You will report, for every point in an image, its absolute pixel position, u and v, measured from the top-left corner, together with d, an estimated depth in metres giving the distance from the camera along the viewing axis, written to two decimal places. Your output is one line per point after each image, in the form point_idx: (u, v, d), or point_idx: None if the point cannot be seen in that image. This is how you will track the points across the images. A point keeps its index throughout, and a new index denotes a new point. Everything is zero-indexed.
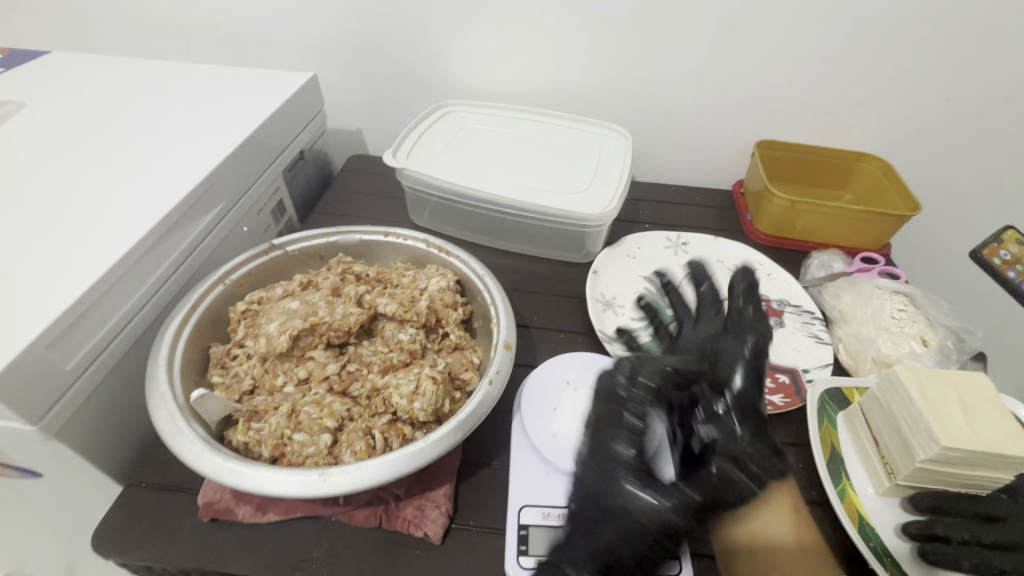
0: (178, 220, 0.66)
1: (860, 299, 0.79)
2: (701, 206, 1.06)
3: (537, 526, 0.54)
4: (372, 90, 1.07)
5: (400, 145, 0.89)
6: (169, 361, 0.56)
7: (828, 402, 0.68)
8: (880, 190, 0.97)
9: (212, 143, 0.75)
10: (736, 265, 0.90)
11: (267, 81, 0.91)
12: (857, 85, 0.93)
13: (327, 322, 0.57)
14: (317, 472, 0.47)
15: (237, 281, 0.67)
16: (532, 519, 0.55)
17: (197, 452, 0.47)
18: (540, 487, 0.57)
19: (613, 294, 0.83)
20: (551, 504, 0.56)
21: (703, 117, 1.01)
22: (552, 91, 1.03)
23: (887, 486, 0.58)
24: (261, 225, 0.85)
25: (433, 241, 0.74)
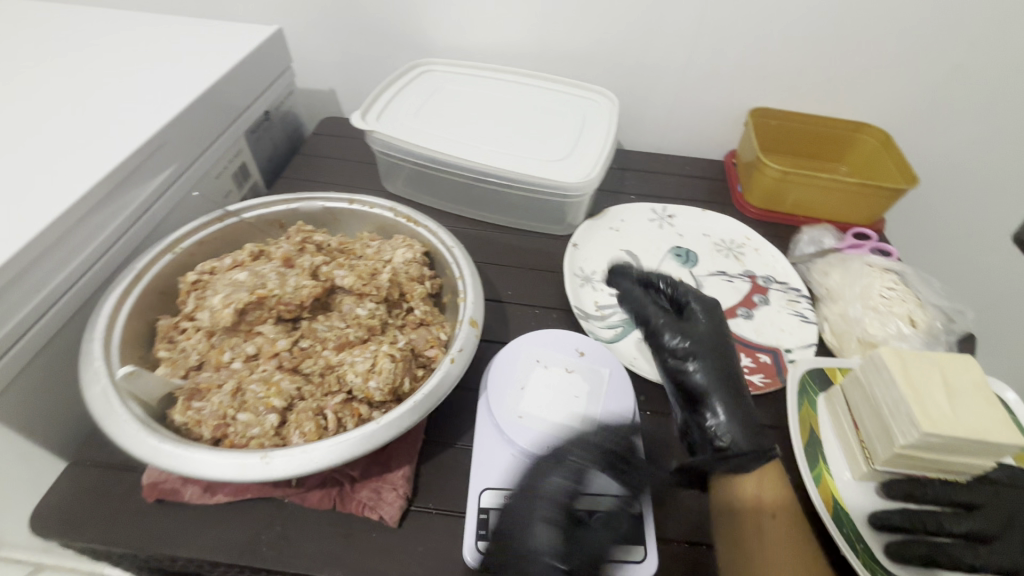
0: (122, 183, 0.61)
1: (849, 278, 0.75)
2: (691, 177, 1.01)
3: (498, 510, 0.52)
4: (345, 46, 1.01)
5: (370, 107, 0.84)
6: (107, 335, 0.52)
7: (809, 383, 0.65)
8: (877, 162, 0.92)
9: (163, 99, 0.70)
10: (722, 239, 0.86)
11: (226, 32, 0.84)
12: (859, 49, 0.88)
13: (276, 294, 0.53)
14: (259, 455, 0.44)
15: (188, 249, 0.63)
16: (494, 503, 0.52)
17: (130, 432, 0.44)
18: (503, 469, 0.55)
19: (592, 269, 0.80)
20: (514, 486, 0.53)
21: (695, 82, 0.96)
22: (535, 50, 0.97)
23: (865, 471, 0.56)
24: (221, 190, 0.80)
25: (400, 210, 0.70)
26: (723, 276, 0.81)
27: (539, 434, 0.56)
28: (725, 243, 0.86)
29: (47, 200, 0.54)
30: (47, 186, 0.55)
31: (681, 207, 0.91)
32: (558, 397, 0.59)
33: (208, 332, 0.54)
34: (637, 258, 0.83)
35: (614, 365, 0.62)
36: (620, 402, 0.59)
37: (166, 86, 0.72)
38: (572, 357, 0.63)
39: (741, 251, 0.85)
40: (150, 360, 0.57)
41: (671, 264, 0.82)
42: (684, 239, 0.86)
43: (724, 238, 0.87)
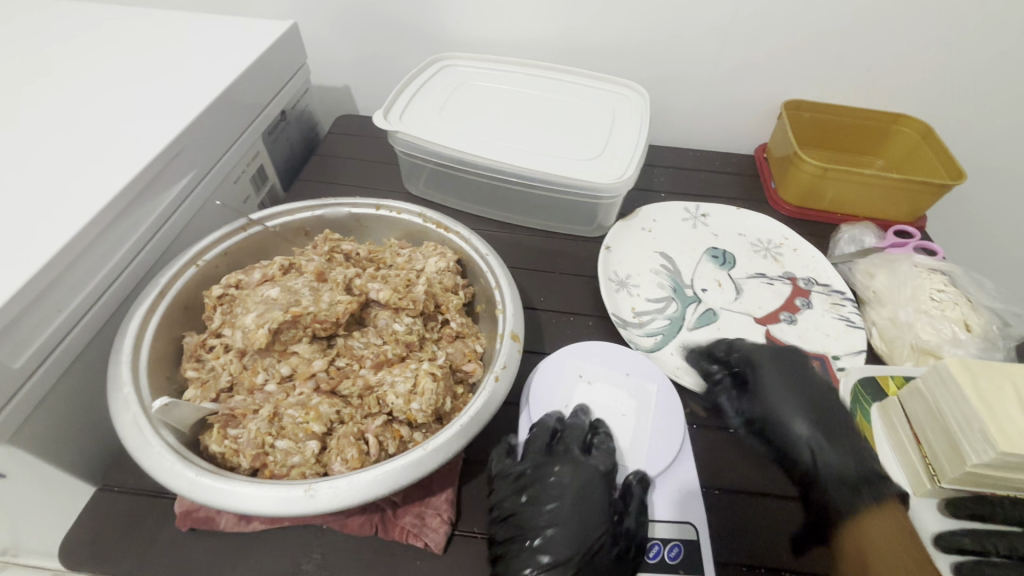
0: (141, 193, 0.58)
1: (897, 280, 0.72)
2: (721, 172, 0.98)
3: None
4: (360, 41, 0.97)
5: (391, 106, 0.80)
6: (135, 356, 0.49)
7: (861, 394, 0.63)
8: (919, 156, 0.88)
9: (179, 101, 0.66)
10: (759, 239, 0.83)
11: (240, 29, 0.80)
12: (902, 37, 0.83)
13: (311, 312, 0.50)
14: (303, 486, 0.42)
15: (212, 261, 0.60)
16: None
17: (165, 464, 0.42)
18: None
19: (626, 273, 0.77)
20: None
21: (727, 74, 0.92)
22: (560, 43, 0.93)
23: (929, 489, 0.53)
24: (240, 195, 0.77)
25: (430, 215, 0.67)
26: (762, 278, 0.78)
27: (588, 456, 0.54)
28: (762, 243, 0.82)
29: (66, 213, 0.51)
30: (64, 199, 0.53)
31: (715, 205, 0.87)
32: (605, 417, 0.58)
33: (239, 351, 0.51)
34: (672, 260, 0.80)
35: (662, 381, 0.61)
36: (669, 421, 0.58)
37: (181, 87, 0.68)
38: (617, 373, 0.61)
39: (779, 251, 0.81)
40: (178, 379, 0.54)
41: (707, 266, 0.79)
42: (719, 239, 0.83)
43: (761, 238, 0.83)
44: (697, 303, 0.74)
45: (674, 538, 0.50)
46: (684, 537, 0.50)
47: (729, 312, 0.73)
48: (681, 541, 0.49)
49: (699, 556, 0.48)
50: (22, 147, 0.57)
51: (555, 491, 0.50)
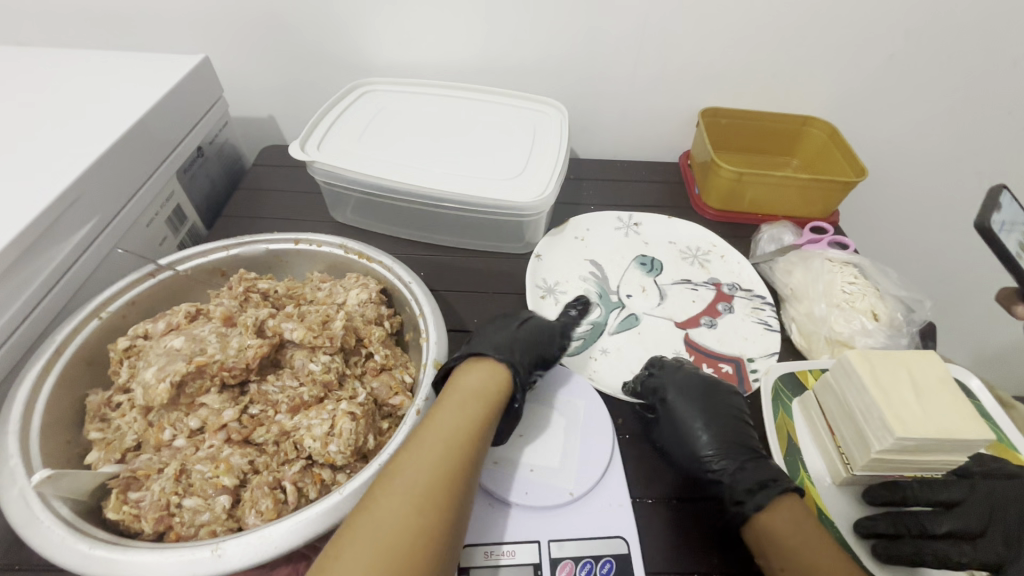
0: (34, 246, 0.55)
1: (811, 275, 0.76)
2: (648, 182, 1.00)
3: (479, 568, 0.49)
4: (280, 72, 0.95)
5: (309, 136, 0.79)
6: (25, 424, 0.46)
7: (782, 389, 0.65)
8: (827, 155, 0.93)
9: (75, 144, 0.63)
10: (688, 246, 0.85)
11: (149, 65, 0.78)
12: (799, 44, 0.88)
13: (217, 360, 0.49)
14: (210, 546, 0.40)
15: (117, 312, 0.57)
16: (473, 560, 0.49)
17: (54, 540, 0.39)
18: (479, 523, 0.52)
19: (554, 280, 0.79)
20: (494, 540, 0.51)
21: (645, 86, 0.95)
22: (481, 64, 0.94)
23: (844, 477, 0.56)
24: (154, 238, 0.74)
25: (351, 246, 0.66)
26: (687, 284, 0.80)
27: (519, 479, 0.54)
28: (690, 250, 0.85)
29: None
30: None
31: (650, 216, 0.89)
32: (534, 437, 0.58)
33: (144, 408, 0.49)
34: (601, 269, 0.81)
35: (589, 397, 0.62)
36: (596, 434, 0.59)
37: (82, 130, 0.65)
38: (547, 390, 0.63)
39: (706, 258, 0.84)
40: (80, 442, 0.51)
41: (635, 273, 0.81)
42: (650, 247, 0.85)
43: (690, 245, 0.86)
44: (621, 309, 0.76)
45: (606, 554, 0.50)
46: (614, 552, 0.50)
47: (651, 318, 0.75)
48: (611, 555, 0.50)
49: (629, 571, 0.49)
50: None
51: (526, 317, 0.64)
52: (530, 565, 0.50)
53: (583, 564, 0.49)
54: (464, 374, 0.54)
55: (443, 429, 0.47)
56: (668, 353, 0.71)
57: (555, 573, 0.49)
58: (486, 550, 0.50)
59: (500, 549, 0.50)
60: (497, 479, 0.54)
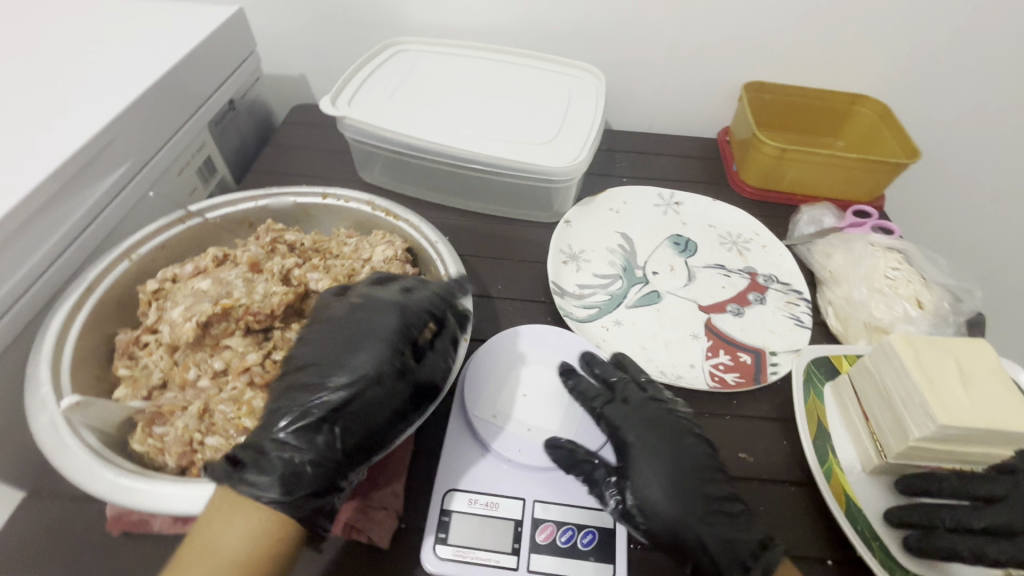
0: (68, 185, 0.55)
1: (853, 259, 0.72)
2: (683, 157, 0.97)
3: (462, 514, 0.49)
4: (314, 30, 0.94)
5: (339, 92, 0.78)
6: (55, 357, 0.47)
7: (814, 374, 0.63)
8: (876, 135, 0.88)
9: (109, 88, 0.63)
10: (730, 232, 0.81)
11: (182, 14, 0.77)
12: (857, 16, 0.83)
13: (243, 304, 0.49)
14: (230, 484, 0.40)
15: (147, 255, 0.58)
16: (458, 506, 0.49)
17: (83, 466, 0.40)
18: (471, 469, 0.51)
19: (580, 247, 0.77)
20: (482, 491, 0.50)
21: (688, 55, 0.90)
22: (517, 27, 0.91)
23: (877, 465, 0.53)
24: (184, 187, 0.74)
25: (378, 203, 0.65)
26: (720, 269, 0.76)
27: (517, 436, 0.53)
28: (730, 236, 0.81)
29: None
30: None
31: (691, 195, 0.86)
32: (537, 397, 0.56)
33: (171, 347, 0.50)
34: (631, 242, 0.79)
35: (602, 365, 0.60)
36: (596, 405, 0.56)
37: (117, 75, 0.65)
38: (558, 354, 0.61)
39: (747, 246, 0.79)
40: (109, 379, 0.52)
41: (666, 252, 0.78)
42: (687, 227, 0.82)
43: (731, 231, 0.81)
44: (644, 284, 0.73)
45: (590, 524, 0.48)
46: (599, 524, 0.48)
47: (673, 296, 0.72)
48: (595, 527, 0.48)
49: (611, 546, 0.47)
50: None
51: (343, 328, 0.47)
52: (511, 521, 0.49)
53: (565, 530, 0.48)
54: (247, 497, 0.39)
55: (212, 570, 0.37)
56: (685, 335, 0.68)
57: (534, 535, 0.48)
58: (472, 497, 0.50)
59: (486, 500, 0.50)
60: (491, 431, 0.53)
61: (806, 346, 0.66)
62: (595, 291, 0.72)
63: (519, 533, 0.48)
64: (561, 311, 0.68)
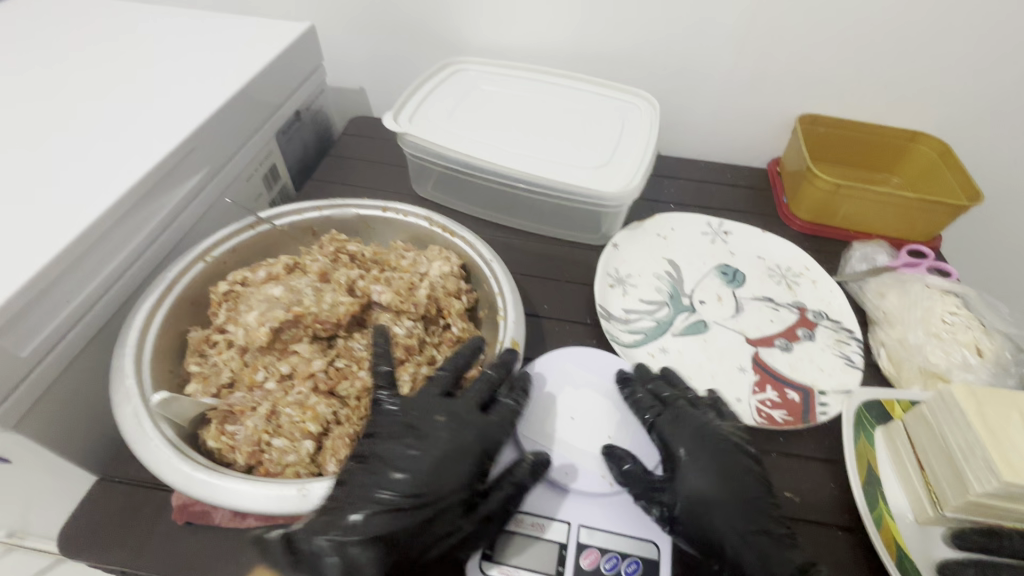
0: (155, 188, 0.59)
1: (908, 301, 0.71)
2: (733, 186, 0.97)
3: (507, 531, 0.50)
4: (375, 46, 0.99)
5: (401, 109, 0.81)
6: (138, 351, 0.51)
7: (864, 416, 0.61)
8: (935, 174, 0.87)
9: (194, 98, 0.68)
10: (779, 265, 0.80)
11: (261, 29, 0.81)
12: (919, 54, 0.83)
13: (313, 313, 0.51)
14: (296, 485, 0.43)
15: (220, 257, 0.61)
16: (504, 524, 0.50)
17: (162, 458, 0.43)
18: None
19: (628, 272, 0.78)
20: (526, 510, 0.51)
21: (742, 86, 0.91)
22: (573, 51, 0.93)
23: (930, 516, 0.52)
24: (252, 193, 0.78)
25: (436, 219, 0.68)
26: (768, 302, 0.76)
27: (561, 458, 0.54)
28: (779, 269, 0.80)
29: (75, 210, 0.53)
30: (74, 195, 0.54)
31: (740, 224, 0.85)
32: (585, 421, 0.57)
33: (241, 348, 0.53)
34: (678, 269, 0.79)
35: None
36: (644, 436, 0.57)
37: (202, 86, 0.70)
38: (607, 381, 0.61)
39: (796, 280, 0.79)
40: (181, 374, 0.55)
41: (714, 281, 0.78)
42: (735, 257, 0.82)
43: (780, 264, 0.81)
44: (691, 313, 0.74)
45: (633, 554, 0.49)
46: (642, 554, 0.48)
47: (720, 326, 0.72)
48: (639, 557, 0.48)
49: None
50: (27, 146, 0.59)
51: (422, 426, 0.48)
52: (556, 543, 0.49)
53: (608, 557, 0.48)
54: None
55: None
56: (732, 367, 0.67)
57: (578, 559, 0.48)
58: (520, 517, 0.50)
59: (531, 519, 0.50)
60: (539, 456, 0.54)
61: (856, 388, 0.64)
62: (642, 317, 0.72)
63: (562, 556, 0.48)
64: (608, 335, 0.69)
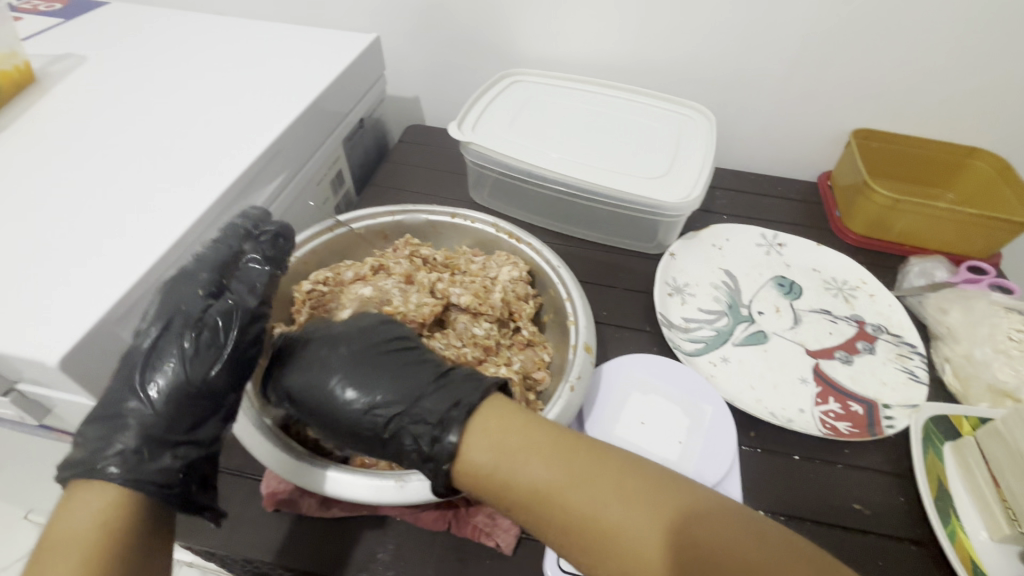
0: (243, 191, 0.62)
1: (972, 317, 0.70)
2: (784, 198, 0.97)
3: None
4: (433, 56, 1.02)
5: (464, 117, 0.84)
6: None
7: (932, 431, 0.61)
8: (993, 191, 0.86)
9: (275, 105, 0.71)
10: (836, 278, 0.80)
11: (331, 40, 0.85)
12: (981, 69, 0.82)
13: (401, 311, 0.56)
14: (393, 477, 0.46)
15: (301, 259, 0.64)
16: None
17: (271, 455, 0.50)
18: None
19: (685, 281, 0.79)
20: None
21: (795, 100, 0.92)
22: (627, 65, 0.95)
23: (1006, 533, 0.52)
24: (321, 196, 0.82)
25: (503, 226, 0.70)
26: (826, 315, 0.76)
27: None
28: (836, 282, 0.80)
29: (176, 210, 0.56)
30: (174, 196, 0.58)
31: (795, 236, 0.86)
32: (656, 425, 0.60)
33: None
34: (735, 280, 0.80)
35: (718, 405, 0.61)
36: (716, 444, 0.58)
37: (280, 94, 0.73)
38: (676, 390, 0.63)
39: (853, 293, 0.79)
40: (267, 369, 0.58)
41: (771, 293, 0.79)
42: (791, 270, 0.82)
43: (837, 277, 0.81)
44: (749, 323, 0.74)
45: None
46: None
47: (780, 337, 0.73)
48: None
49: None
50: (128, 149, 0.63)
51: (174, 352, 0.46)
52: None
53: None
54: (77, 502, 0.41)
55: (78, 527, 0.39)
56: (793, 379, 0.68)
57: None
58: None
59: None
60: None
61: (923, 403, 0.64)
62: (701, 326, 0.73)
63: None
64: (670, 344, 0.70)
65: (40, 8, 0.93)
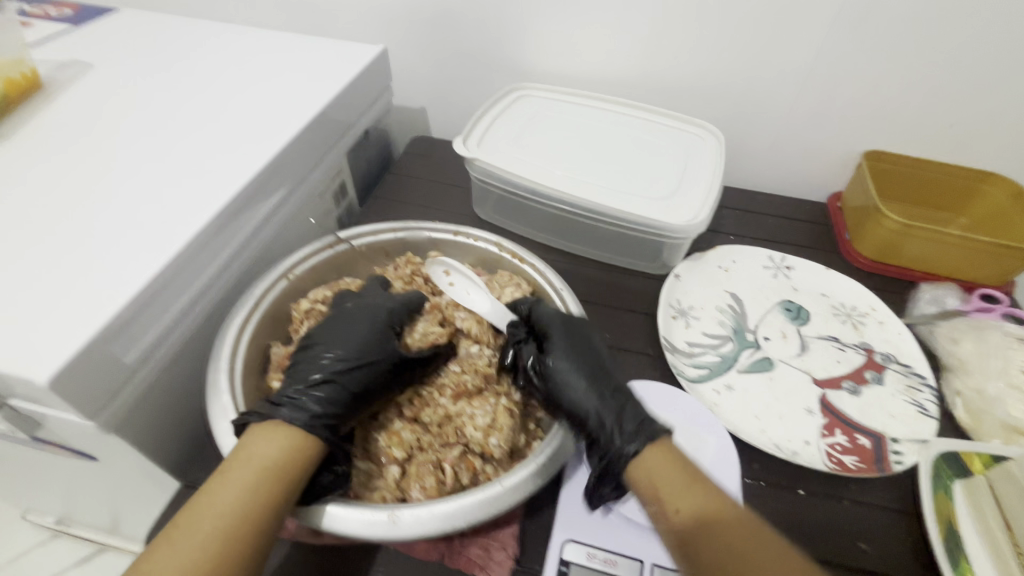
0: (243, 207, 0.62)
1: (984, 349, 0.69)
2: (793, 219, 0.95)
3: (579, 566, 0.50)
4: (441, 68, 1.02)
5: (470, 132, 0.83)
6: (229, 363, 0.54)
7: (942, 468, 0.59)
8: (1006, 217, 0.84)
9: (280, 118, 0.71)
10: (844, 304, 0.79)
11: (339, 51, 0.85)
12: (997, 93, 0.81)
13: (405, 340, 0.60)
14: (386, 512, 0.45)
15: (300, 275, 0.63)
16: (577, 558, 0.50)
17: None
18: (588, 523, 0.52)
19: (689, 303, 0.78)
20: (599, 545, 0.51)
21: (806, 120, 0.91)
22: (636, 82, 0.94)
23: None
24: (323, 209, 0.81)
25: (506, 245, 0.69)
26: (834, 342, 0.74)
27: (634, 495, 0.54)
28: (844, 307, 0.79)
29: (176, 225, 0.55)
30: (175, 209, 0.57)
31: (803, 259, 0.84)
32: None
33: None
34: (741, 303, 0.79)
35: (722, 436, 0.60)
36: (720, 479, 0.56)
37: (285, 106, 0.73)
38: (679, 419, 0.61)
39: (862, 319, 0.77)
40: (262, 389, 0.57)
41: (777, 317, 0.77)
42: (799, 294, 0.81)
43: (845, 302, 0.79)
44: (755, 349, 0.73)
45: None
46: None
47: (786, 365, 0.71)
48: None
49: None
50: (130, 160, 0.63)
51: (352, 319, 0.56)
52: None
53: None
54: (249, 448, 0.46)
55: (251, 464, 0.45)
56: (799, 409, 0.66)
57: None
58: (594, 553, 0.50)
59: (604, 556, 0.50)
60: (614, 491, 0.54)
61: (933, 438, 0.62)
62: (706, 350, 0.72)
63: None
64: (672, 369, 0.69)
65: (50, 14, 0.92)
